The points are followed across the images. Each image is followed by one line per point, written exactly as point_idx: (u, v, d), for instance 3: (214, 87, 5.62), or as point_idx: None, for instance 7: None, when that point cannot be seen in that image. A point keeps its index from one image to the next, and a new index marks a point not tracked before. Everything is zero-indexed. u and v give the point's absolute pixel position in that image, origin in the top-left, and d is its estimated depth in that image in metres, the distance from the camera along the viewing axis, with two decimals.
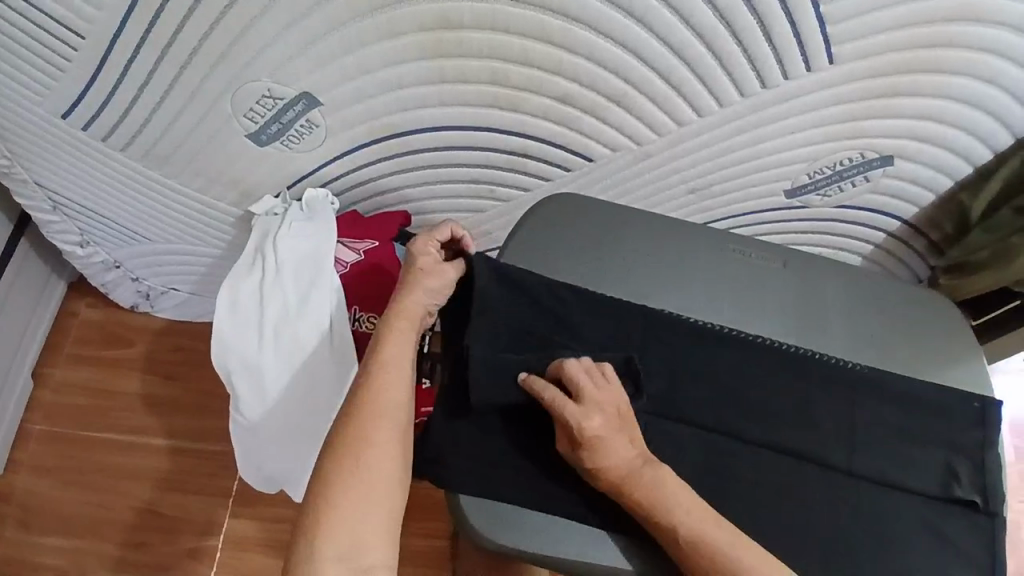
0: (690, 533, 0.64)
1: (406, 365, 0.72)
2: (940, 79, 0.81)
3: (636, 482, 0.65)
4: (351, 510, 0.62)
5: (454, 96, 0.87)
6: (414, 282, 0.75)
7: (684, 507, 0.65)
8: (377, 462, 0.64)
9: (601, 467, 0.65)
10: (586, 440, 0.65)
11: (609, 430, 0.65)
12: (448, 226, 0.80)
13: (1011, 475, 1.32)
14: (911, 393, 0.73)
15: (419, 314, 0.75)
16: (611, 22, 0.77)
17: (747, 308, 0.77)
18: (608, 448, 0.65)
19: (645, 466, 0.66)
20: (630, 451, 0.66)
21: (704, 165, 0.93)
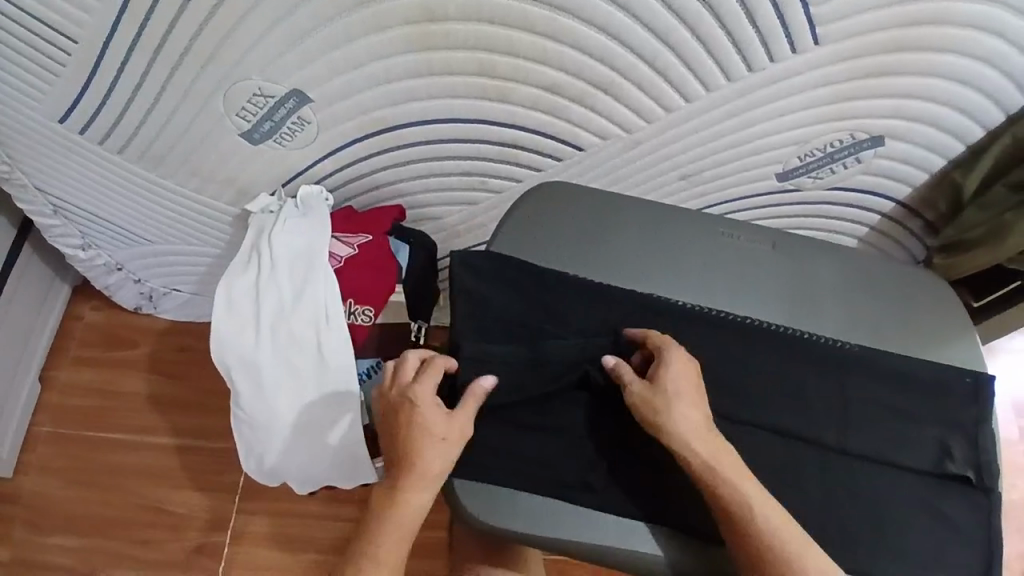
0: (743, 504, 0.64)
1: (444, 450, 0.67)
2: (927, 56, 0.81)
3: (703, 442, 0.66)
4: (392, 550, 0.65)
5: (443, 88, 0.88)
6: (432, 438, 0.67)
7: (741, 479, 0.65)
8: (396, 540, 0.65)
9: (680, 408, 0.67)
10: (679, 377, 0.68)
11: (696, 383, 0.69)
12: (444, 365, 0.71)
13: (1012, 455, 1.31)
14: (905, 372, 0.73)
15: (447, 449, 0.67)
16: (593, 9, 0.77)
17: (738, 292, 0.78)
18: (686, 399, 0.67)
19: (714, 433, 0.67)
20: (703, 413, 0.68)
21: (694, 151, 0.94)
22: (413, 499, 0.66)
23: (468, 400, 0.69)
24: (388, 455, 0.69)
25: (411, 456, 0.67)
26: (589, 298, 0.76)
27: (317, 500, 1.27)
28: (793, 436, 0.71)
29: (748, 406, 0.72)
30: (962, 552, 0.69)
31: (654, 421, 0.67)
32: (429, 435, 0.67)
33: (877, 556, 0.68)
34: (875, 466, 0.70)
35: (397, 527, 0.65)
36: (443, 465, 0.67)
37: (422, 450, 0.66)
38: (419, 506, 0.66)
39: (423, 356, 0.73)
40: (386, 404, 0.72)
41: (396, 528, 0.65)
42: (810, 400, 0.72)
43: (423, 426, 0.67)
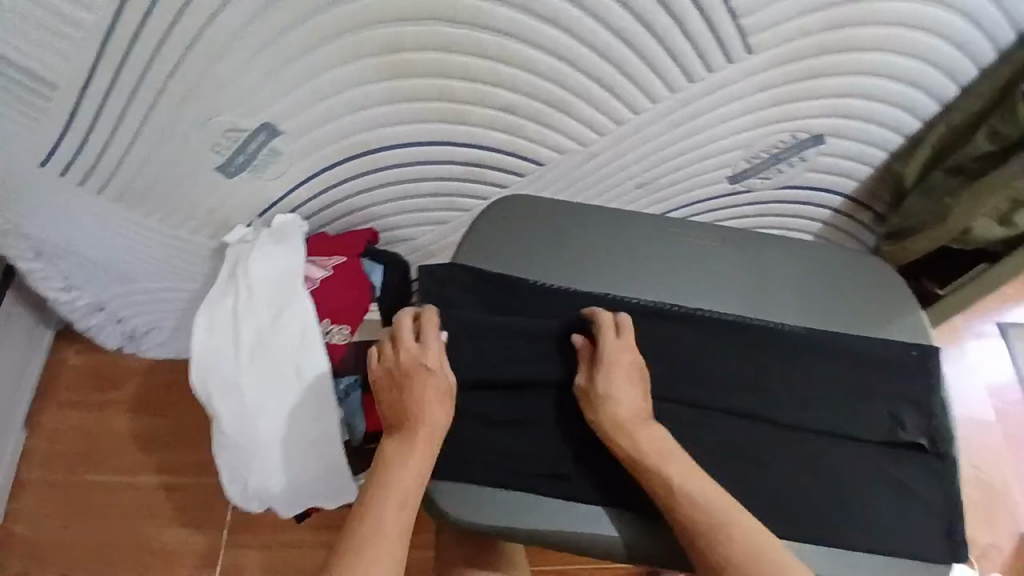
0: (672, 492, 0.68)
1: (441, 408, 0.73)
2: (855, 58, 0.87)
3: (635, 431, 0.71)
4: (396, 503, 0.67)
5: (407, 113, 0.93)
6: (432, 395, 0.72)
7: (670, 466, 0.69)
8: (399, 504, 0.68)
9: (614, 401, 0.72)
10: (613, 365, 0.73)
11: (631, 368, 0.74)
12: (434, 317, 0.76)
13: (992, 435, 1.35)
14: (853, 350, 0.78)
15: (442, 405, 0.73)
16: (540, 33, 0.83)
17: (694, 286, 0.82)
18: (623, 382, 0.73)
19: (647, 422, 0.72)
20: (639, 402, 0.73)
21: (648, 159, 0.99)
22: (417, 457, 0.70)
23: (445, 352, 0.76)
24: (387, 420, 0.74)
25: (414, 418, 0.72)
26: (550, 300, 0.81)
27: (309, 527, 1.27)
28: (753, 418, 0.75)
29: (709, 393, 0.76)
30: (921, 516, 0.73)
31: (593, 412, 0.72)
32: (427, 393, 0.72)
33: (843, 529, 0.72)
34: (834, 443, 0.74)
35: (405, 476, 0.69)
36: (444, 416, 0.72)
37: (425, 408, 0.72)
38: (422, 464, 0.70)
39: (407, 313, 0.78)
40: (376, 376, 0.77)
41: (402, 479, 0.69)
42: (766, 385, 0.76)
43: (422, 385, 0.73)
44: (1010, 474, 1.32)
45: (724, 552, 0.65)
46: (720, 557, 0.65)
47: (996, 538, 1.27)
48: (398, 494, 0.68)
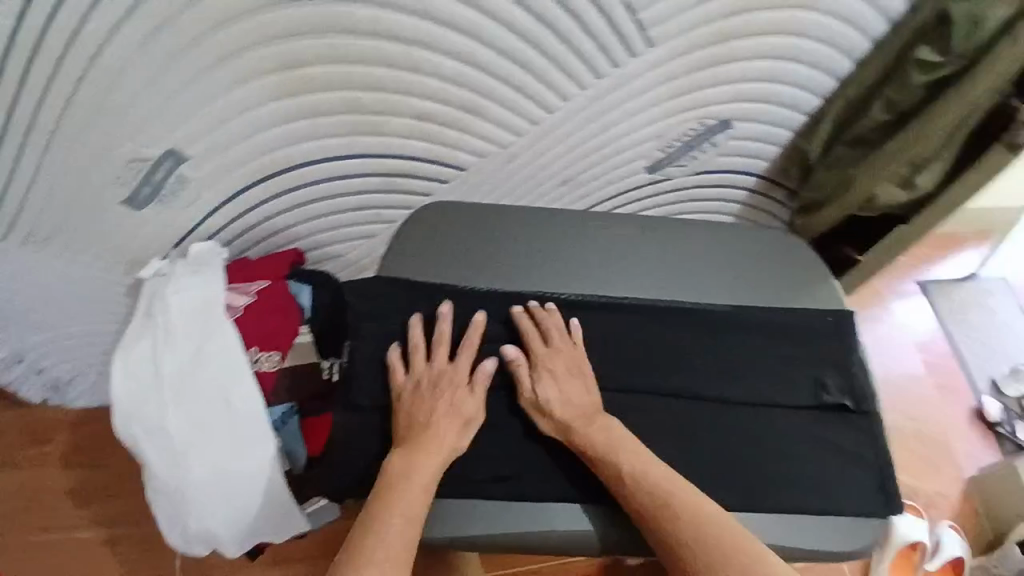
0: (621, 479, 0.70)
1: (458, 417, 0.74)
2: (749, 43, 0.90)
3: (583, 427, 0.73)
4: (413, 502, 0.68)
5: (319, 129, 0.90)
6: (450, 407, 0.74)
7: (618, 454, 0.71)
8: (413, 505, 0.68)
9: (561, 403, 0.74)
10: (552, 369, 0.76)
11: (569, 370, 0.77)
12: (472, 337, 0.78)
13: (926, 387, 1.42)
14: (772, 322, 0.82)
15: (461, 418, 0.74)
16: (443, 38, 0.82)
17: (619, 274, 0.83)
18: (568, 382, 0.76)
19: (597, 415, 0.74)
20: (585, 398, 0.75)
21: (568, 156, 1.00)
22: (430, 460, 0.71)
23: (478, 372, 0.77)
24: (404, 422, 0.74)
25: (432, 423, 0.73)
26: (479, 303, 0.81)
27: (264, 565, 1.22)
28: (685, 397, 0.77)
29: (640, 377, 0.78)
30: (856, 473, 0.76)
31: (541, 417, 0.75)
32: (444, 404, 0.74)
33: (785, 496, 0.74)
34: (763, 412, 0.77)
35: (425, 477, 0.69)
36: (460, 425, 0.74)
37: (443, 416, 0.73)
38: (434, 468, 0.71)
39: (446, 322, 0.78)
40: (400, 379, 0.76)
41: (422, 480, 0.69)
42: (694, 365, 0.79)
43: (440, 396, 0.75)
44: (945, 423, 1.39)
45: (670, 528, 0.66)
46: (668, 533, 0.66)
47: (938, 485, 1.34)
48: (416, 495, 0.68)
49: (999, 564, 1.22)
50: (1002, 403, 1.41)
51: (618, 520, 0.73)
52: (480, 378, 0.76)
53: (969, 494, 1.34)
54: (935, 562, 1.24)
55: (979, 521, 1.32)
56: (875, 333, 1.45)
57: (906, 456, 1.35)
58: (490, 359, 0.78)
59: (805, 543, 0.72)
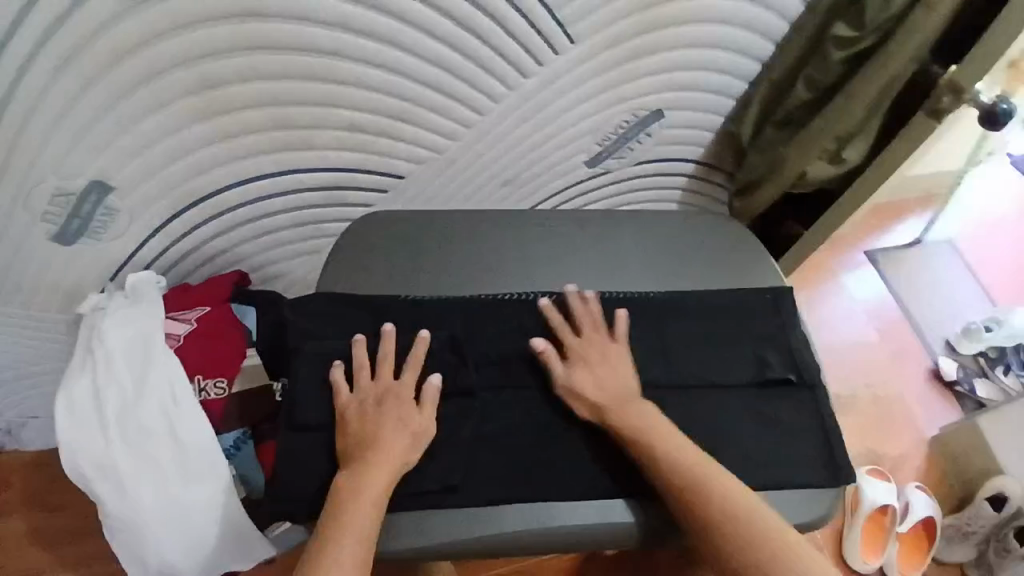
0: (656, 462, 0.71)
1: (404, 429, 0.72)
2: (671, 32, 0.91)
3: (618, 411, 0.74)
4: (362, 522, 0.66)
5: (247, 148, 0.88)
6: (396, 423, 0.72)
7: (657, 439, 0.72)
8: (361, 525, 0.66)
9: (595, 388, 0.75)
10: (585, 357, 0.77)
11: (602, 357, 0.78)
12: (417, 352, 0.76)
13: (880, 352, 1.45)
14: (709, 304, 0.84)
15: (408, 435, 0.72)
16: (363, 48, 0.81)
17: (555, 271, 0.85)
18: (602, 369, 0.77)
19: (632, 399, 0.75)
20: (620, 383, 0.76)
21: (506, 157, 0.99)
22: (377, 477, 0.69)
23: (425, 387, 0.75)
24: (351, 441, 0.72)
25: (378, 438, 0.71)
26: (423, 311, 0.81)
27: None
28: None
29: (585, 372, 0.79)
30: (806, 446, 0.77)
31: (576, 402, 0.75)
32: (389, 419, 0.72)
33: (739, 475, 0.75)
34: (709, 393, 0.79)
35: (376, 495, 0.68)
36: (407, 438, 0.72)
37: (390, 431, 0.72)
38: (382, 483, 0.69)
39: (392, 339, 0.77)
40: (344, 397, 0.74)
41: (371, 499, 0.68)
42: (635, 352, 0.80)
43: (387, 412, 0.73)
44: (902, 388, 1.43)
45: (707, 514, 0.68)
46: (703, 519, 0.68)
47: (904, 448, 1.37)
48: (366, 514, 0.67)
49: (972, 521, 1.26)
50: (957, 361, 1.45)
51: (580, 514, 0.73)
52: (428, 395, 0.74)
53: (934, 454, 1.38)
54: (905, 523, 1.27)
55: (945, 478, 1.36)
56: (828, 306, 1.48)
57: (868, 423, 1.38)
58: (436, 376, 0.75)
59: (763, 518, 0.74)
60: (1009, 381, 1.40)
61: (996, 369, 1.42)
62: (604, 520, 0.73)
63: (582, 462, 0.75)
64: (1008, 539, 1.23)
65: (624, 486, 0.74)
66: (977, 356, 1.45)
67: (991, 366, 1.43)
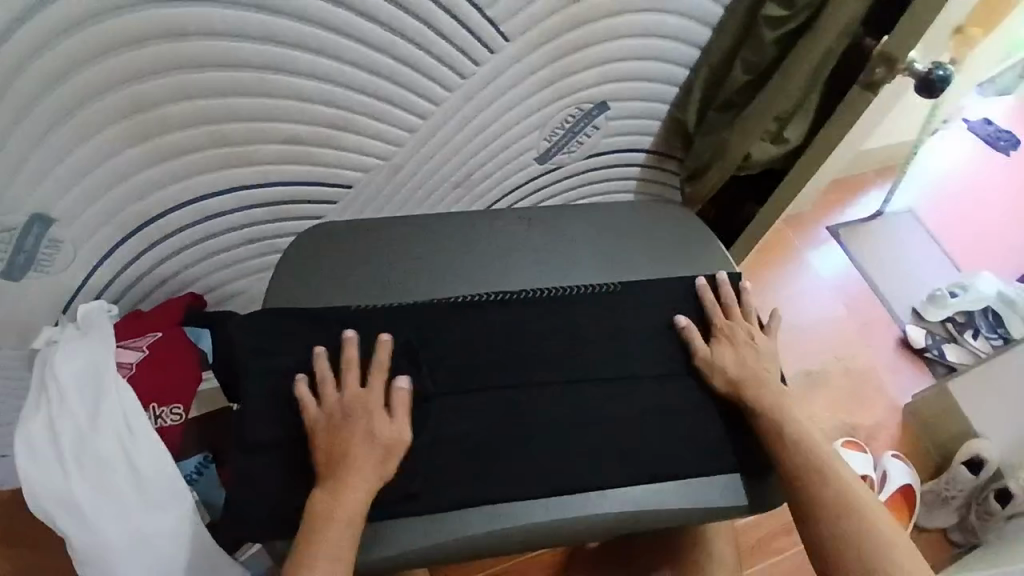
0: (785, 436, 0.75)
1: (377, 441, 0.71)
2: (605, 22, 0.90)
3: (753, 389, 0.78)
4: (341, 538, 0.66)
5: (188, 168, 0.86)
6: (365, 433, 0.72)
7: (789, 418, 0.76)
8: (342, 537, 0.66)
9: (734, 364, 0.79)
10: (728, 336, 0.81)
11: (746, 339, 0.82)
12: (381, 358, 0.76)
13: (849, 326, 1.46)
14: (660, 291, 0.85)
15: (382, 444, 0.71)
16: (292, 59, 0.79)
17: (503, 270, 0.86)
18: (743, 349, 0.81)
19: (769, 380, 0.79)
20: (758, 366, 0.80)
21: (455, 160, 0.98)
22: (355, 489, 0.68)
23: (394, 394, 0.74)
24: (324, 456, 0.71)
25: (351, 451, 0.70)
26: (375, 320, 0.80)
27: None
28: (583, 379, 0.79)
29: (541, 368, 0.79)
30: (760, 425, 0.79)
31: (714, 371, 0.79)
32: (362, 430, 0.72)
33: (699, 462, 0.77)
34: (665, 379, 0.80)
35: (353, 507, 0.68)
36: (381, 450, 0.71)
37: (362, 443, 0.71)
38: (360, 495, 0.68)
39: (354, 347, 0.76)
40: (313, 412, 0.73)
41: (348, 513, 0.67)
42: (589, 344, 0.81)
43: (358, 422, 0.72)
44: (871, 358, 1.44)
45: (822, 495, 0.71)
46: (813, 498, 0.71)
47: (878, 417, 1.39)
48: (344, 528, 0.67)
49: (950, 485, 1.27)
50: (925, 329, 1.46)
51: (544, 511, 0.73)
52: (398, 405, 0.74)
53: (907, 421, 1.39)
54: (884, 493, 1.27)
55: (920, 446, 1.37)
56: (793, 283, 1.49)
57: (839, 395, 1.39)
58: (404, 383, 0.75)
59: (726, 499, 0.76)
60: (978, 344, 1.42)
61: (965, 334, 1.44)
62: (569, 513, 0.74)
63: (545, 459, 0.75)
64: (989, 502, 1.23)
65: (587, 480, 0.75)
66: (944, 322, 1.47)
67: (959, 331, 1.45)
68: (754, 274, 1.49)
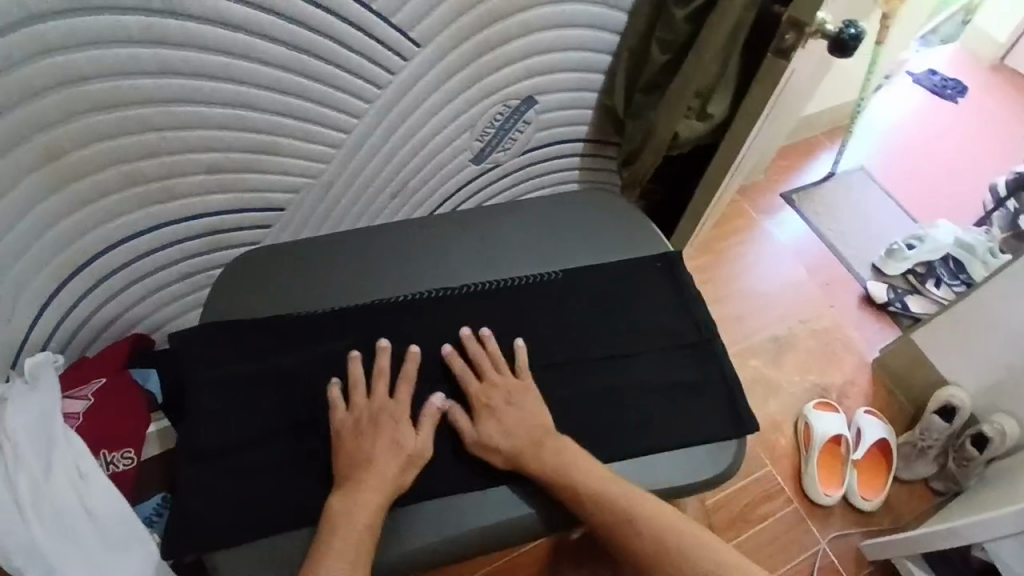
0: (580, 498, 0.71)
1: (397, 448, 0.72)
2: (519, 18, 0.90)
3: (534, 455, 0.73)
4: (355, 541, 0.65)
5: (118, 206, 0.82)
6: (388, 439, 0.72)
7: (575, 474, 0.71)
8: (354, 543, 0.65)
9: (506, 437, 0.74)
10: (490, 406, 0.75)
11: (508, 401, 0.76)
12: (410, 367, 0.76)
13: (813, 290, 1.48)
14: (600, 277, 0.86)
15: (404, 451, 0.72)
16: (200, 90, 0.77)
17: (439, 273, 0.85)
18: (507, 413, 0.75)
19: (545, 439, 0.74)
20: (529, 425, 0.75)
21: (387, 170, 0.96)
22: (372, 496, 0.68)
23: (426, 405, 0.75)
24: (343, 461, 0.71)
25: (373, 455, 0.71)
26: (318, 334, 0.79)
27: None
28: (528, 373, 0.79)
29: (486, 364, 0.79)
30: (706, 399, 0.80)
31: (490, 456, 0.73)
32: (384, 436, 0.72)
33: (645, 439, 0.77)
34: (618, 363, 0.81)
35: (368, 515, 0.67)
36: (402, 458, 0.71)
37: (386, 449, 0.71)
38: (376, 502, 0.68)
39: (386, 356, 0.77)
40: (341, 414, 0.73)
41: (365, 516, 0.67)
42: (534, 334, 0.82)
43: (381, 429, 0.72)
44: (836, 317, 1.45)
45: (639, 546, 0.68)
46: (630, 547, 0.69)
47: (848, 375, 1.39)
48: (361, 534, 0.66)
49: (926, 434, 1.26)
50: (886, 284, 1.48)
51: (496, 511, 0.73)
52: (428, 415, 0.74)
53: (878, 376, 1.40)
54: (860, 451, 1.28)
55: (894, 399, 1.38)
56: (751, 254, 1.51)
57: (808, 358, 1.40)
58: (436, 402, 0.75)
59: (684, 475, 0.76)
60: (942, 292, 1.44)
61: (927, 285, 1.45)
62: (522, 510, 0.73)
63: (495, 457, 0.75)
64: (966, 448, 1.22)
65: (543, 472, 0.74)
66: (905, 275, 1.48)
67: (921, 282, 1.46)
68: (710, 249, 1.50)
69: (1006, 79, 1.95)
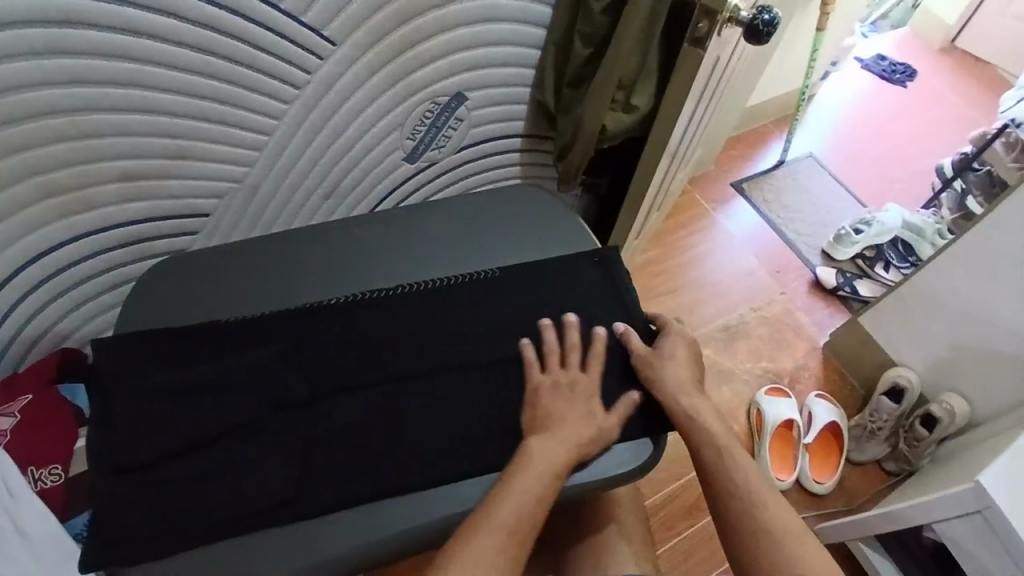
0: (711, 446, 0.74)
1: (591, 418, 0.75)
2: (439, 14, 0.90)
3: (686, 393, 0.77)
4: (534, 490, 0.68)
5: (37, 219, 0.80)
6: (583, 411, 0.76)
7: (715, 427, 0.75)
8: (537, 492, 0.68)
9: (669, 366, 0.79)
10: (674, 344, 0.82)
11: (693, 350, 0.83)
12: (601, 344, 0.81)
13: (765, 276, 1.49)
14: (527, 271, 0.88)
15: (598, 423, 0.75)
16: (108, 97, 0.76)
17: (367, 274, 0.87)
18: (684, 354, 0.81)
19: (695, 388, 0.79)
20: (689, 373, 0.80)
21: (317, 172, 0.96)
22: (560, 452, 0.71)
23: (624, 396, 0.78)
24: (535, 417, 0.75)
25: (566, 418, 0.75)
26: (245, 339, 0.79)
27: None
28: (455, 369, 0.80)
29: (413, 361, 0.80)
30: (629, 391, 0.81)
31: (646, 368, 0.80)
32: (580, 407, 0.76)
33: None
34: None
35: (555, 468, 0.70)
36: (596, 429, 0.75)
37: (580, 419, 0.75)
38: (559, 458, 0.71)
39: (572, 331, 0.82)
40: (537, 375, 0.78)
41: (555, 466, 0.70)
42: (461, 330, 0.82)
43: (578, 401, 0.77)
44: (786, 303, 1.47)
45: (754, 512, 0.68)
46: (737, 510, 0.69)
47: (800, 359, 1.41)
48: (545, 483, 0.69)
49: (875, 416, 1.26)
50: (835, 268, 1.50)
51: (421, 510, 0.72)
52: (626, 401, 0.78)
53: (828, 358, 1.43)
54: (811, 433, 1.29)
55: (844, 381, 1.40)
56: (705, 242, 1.52)
57: (761, 344, 1.41)
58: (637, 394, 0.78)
59: (617, 468, 0.75)
60: (890, 275, 1.47)
61: (876, 268, 1.48)
62: (447, 508, 0.73)
63: (418, 455, 0.74)
64: (916, 428, 1.23)
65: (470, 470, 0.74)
66: (855, 259, 1.51)
67: (870, 265, 1.49)
68: (662, 239, 1.52)
69: (953, 60, 1.97)
